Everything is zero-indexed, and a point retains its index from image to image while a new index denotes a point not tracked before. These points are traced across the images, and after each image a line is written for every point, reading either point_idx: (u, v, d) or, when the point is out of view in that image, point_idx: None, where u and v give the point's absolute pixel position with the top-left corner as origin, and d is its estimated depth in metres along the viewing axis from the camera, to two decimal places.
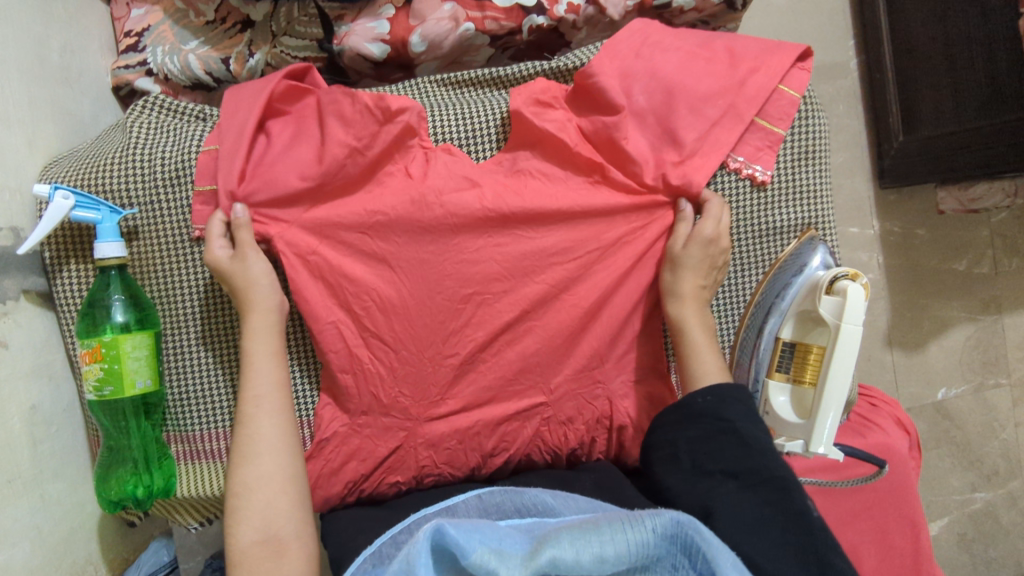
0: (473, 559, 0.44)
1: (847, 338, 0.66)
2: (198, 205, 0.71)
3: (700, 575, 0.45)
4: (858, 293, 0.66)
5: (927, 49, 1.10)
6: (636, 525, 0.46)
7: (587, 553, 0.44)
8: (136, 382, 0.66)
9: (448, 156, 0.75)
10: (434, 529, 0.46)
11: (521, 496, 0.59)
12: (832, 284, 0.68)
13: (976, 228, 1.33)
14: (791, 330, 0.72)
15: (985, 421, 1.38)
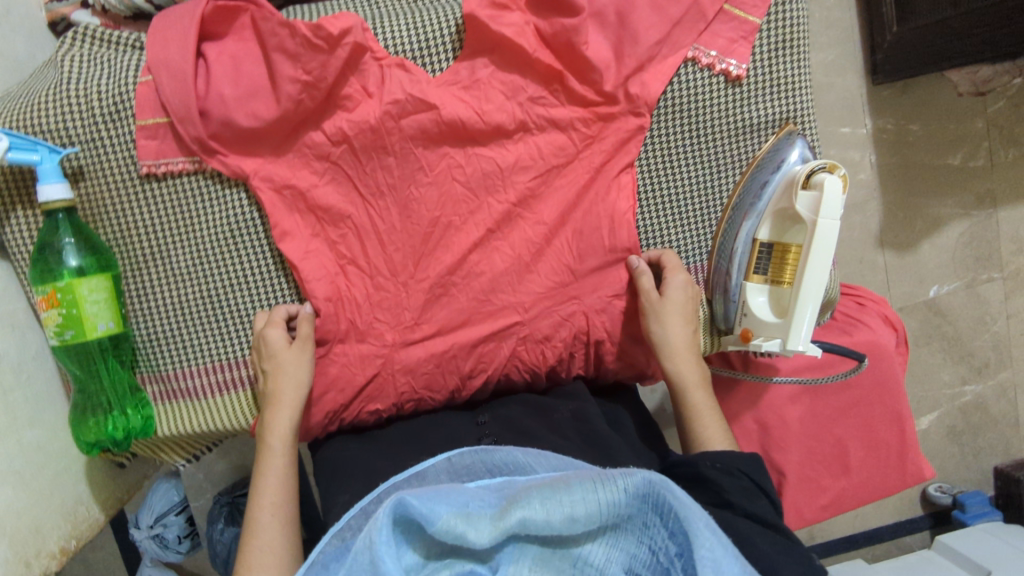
0: (440, 524, 0.47)
1: (825, 235, 0.62)
2: (143, 139, 0.68)
3: (671, 533, 0.47)
4: (835, 186, 0.61)
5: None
6: (605, 484, 0.48)
7: (554, 515, 0.47)
8: (98, 325, 0.65)
9: (403, 73, 0.69)
10: (398, 503, 0.46)
11: (491, 455, 0.58)
12: (809, 178, 0.64)
13: (971, 120, 1.42)
14: (769, 230, 0.69)
15: (977, 314, 1.51)
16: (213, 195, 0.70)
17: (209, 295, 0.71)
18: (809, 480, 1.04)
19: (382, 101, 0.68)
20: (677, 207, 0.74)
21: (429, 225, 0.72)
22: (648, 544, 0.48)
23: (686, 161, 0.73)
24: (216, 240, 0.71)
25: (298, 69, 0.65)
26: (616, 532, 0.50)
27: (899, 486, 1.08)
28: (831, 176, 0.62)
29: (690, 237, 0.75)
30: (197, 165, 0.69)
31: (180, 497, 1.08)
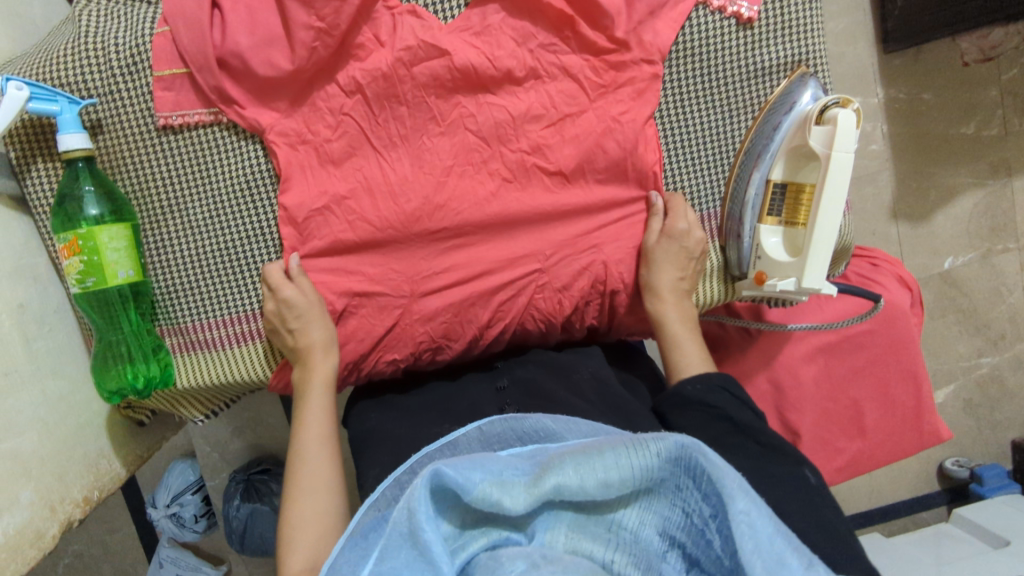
0: (476, 493, 0.47)
1: (839, 169, 0.62)
2: (159, 91, 0.69)
3: (704, 495, 0.45)
4: (849, 120, 0.61)
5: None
6: (637, 450, 0.47)
7: (590, 480, 0.47)
8: (119, 272, 0.66)
9: (414, 20, 0.70)
10: (433, 474, 0.46)
11: (522, 423, 0.59)
12: (823, 114, 0.64)
13: (986, 88, 1.46)
14: (782, 170, 0.69)
15: (993, 286, 1.53)
16: (229, 148, 0.71)
17: (225, 246, 0.72)
18: (824, 440, 1.04)
19: (394, 49, 0.69)
20: (690, 153, 0.73)
21: (443, 174, 0.71)
22: (682, 507, 0.47)
23: (698, 105, 0.73)
24: (232, 191, 0.71)
25: (311, 16, 0.66)
26: (650, 496, 0.49)
27: (915, 448, 1.07)
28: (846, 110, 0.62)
29: (703, 183, 0.74)
30: (213, 116, 0.70)
31: (196, 477, 1.11)
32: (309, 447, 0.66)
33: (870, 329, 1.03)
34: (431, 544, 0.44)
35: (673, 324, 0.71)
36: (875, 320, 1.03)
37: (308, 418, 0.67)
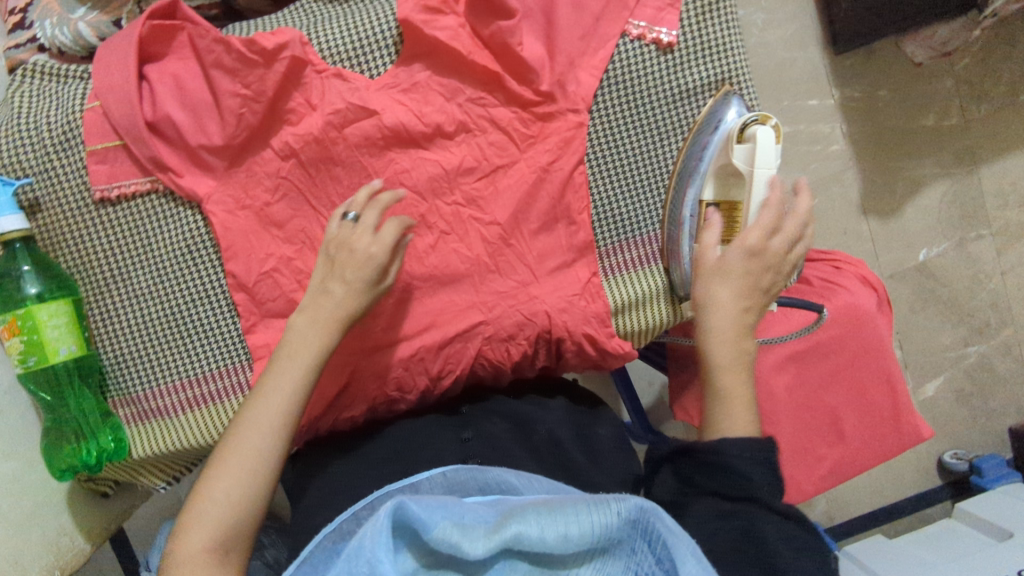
0: (435, 533, 0.46)
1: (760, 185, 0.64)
2: (93, 164, 0.69)
3: (657, 559, 0.46)
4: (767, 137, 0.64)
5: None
6: (598, 507, 0.48)
7: (551, 529, 0.47)
8: (60, 349, 0.66)
9: (340, 83, 0.69)
10: (397, 507, 0.46)
11: (485, 474, 0.58)
12: (744, 131, 0.66)
13: (940, 78, 1.47)
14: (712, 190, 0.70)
15: (971, 274, 1.53)
16: (167, 216, 0.71)
17: (170, 312, 0.72)
18: (804, 450, 1.04)
19: (323, 113, 0.69)
20: (626, 181, 0.74)
21: None
22: (634, 569, 0.47)
23: (629, 133, 0.73)
24: (173, 259, 0.72)
25: (237, 84, 0.67)
26: (605, 557, 0.49)
27: (897, 449, 1.07)
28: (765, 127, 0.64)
29: (640, 208, 0.74)
30: (147, 186, 0.70)
31: None
32: (256, 425, 0.59)
33: (838, 334, 1.02)
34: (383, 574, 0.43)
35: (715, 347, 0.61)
36: (842, 324, 1.03)
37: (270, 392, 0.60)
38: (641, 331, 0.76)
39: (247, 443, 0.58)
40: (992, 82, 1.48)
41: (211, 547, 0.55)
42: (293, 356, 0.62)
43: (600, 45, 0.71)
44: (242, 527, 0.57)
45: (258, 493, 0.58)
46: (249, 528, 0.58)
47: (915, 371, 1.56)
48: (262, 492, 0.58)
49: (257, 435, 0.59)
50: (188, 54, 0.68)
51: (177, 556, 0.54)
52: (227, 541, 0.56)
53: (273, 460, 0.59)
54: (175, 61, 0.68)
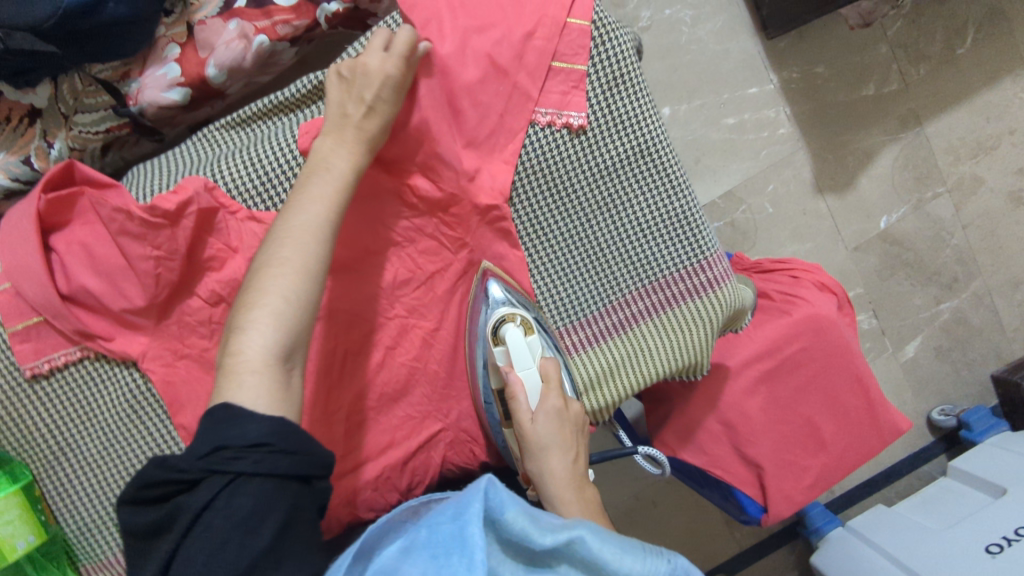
0: (508, 518, 0.43)
1: (530, 378, 0.65)
2: (17, 343, 0.67)
3: None
4: (516, 336, 0.66)
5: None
6: (660, 558, 0.44)
7: (610, 552, 0.43)
8: (18, 543, 0.66)
9: (257, 225, 0.69)
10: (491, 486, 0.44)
11: None
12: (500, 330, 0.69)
13: (875, 47, 1.46)
14: (495, 381, 0.70)
15: (932, 233, 1.52)
16: (104, 380, 0.70)
17: (125, 474, 0.71)
18: (789, 464, 1.03)
19: (246, 255, 0.69)
20: (563, 264, 0.75)
21: (330, 356, 0.72)
22: None
23: (558, 220, 0.74)
24: (119, 420, 0.71)
25: (148, 247, 0.66)
26: None
27: (879, 444, 1.07)
28: (513, 326, 0.67)
29: (581, 289, 0.76)
30: (77, 355, 0.69)
31: None
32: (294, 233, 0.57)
33: (804, 345, 1.03)
34: (469, 536, 0.41)
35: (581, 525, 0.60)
36: (807, 334, 1.03)
37: (310, 199, 0.59)
38: (604, 408, 0.78)
39: (293, 226, 0.58)
40: (926, 42, 1.47)
41: (270, 361, 0.52)
42: (332, 158, 0.62)
43: (510, 138, 0.71)
44: (301, 337, 0.54)
45: (314, 296, 0.56)
46: (275, 379, 0.52)
47: (893, 336, 1.53)
48: (312, 299, 0.56)
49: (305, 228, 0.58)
50: (93, 220, 0.66)
51: (242, 372, 0.51)
52: (287, 356, 0.53)
53: (322, 263, 0.57)
54: (82, 228, 0.67)
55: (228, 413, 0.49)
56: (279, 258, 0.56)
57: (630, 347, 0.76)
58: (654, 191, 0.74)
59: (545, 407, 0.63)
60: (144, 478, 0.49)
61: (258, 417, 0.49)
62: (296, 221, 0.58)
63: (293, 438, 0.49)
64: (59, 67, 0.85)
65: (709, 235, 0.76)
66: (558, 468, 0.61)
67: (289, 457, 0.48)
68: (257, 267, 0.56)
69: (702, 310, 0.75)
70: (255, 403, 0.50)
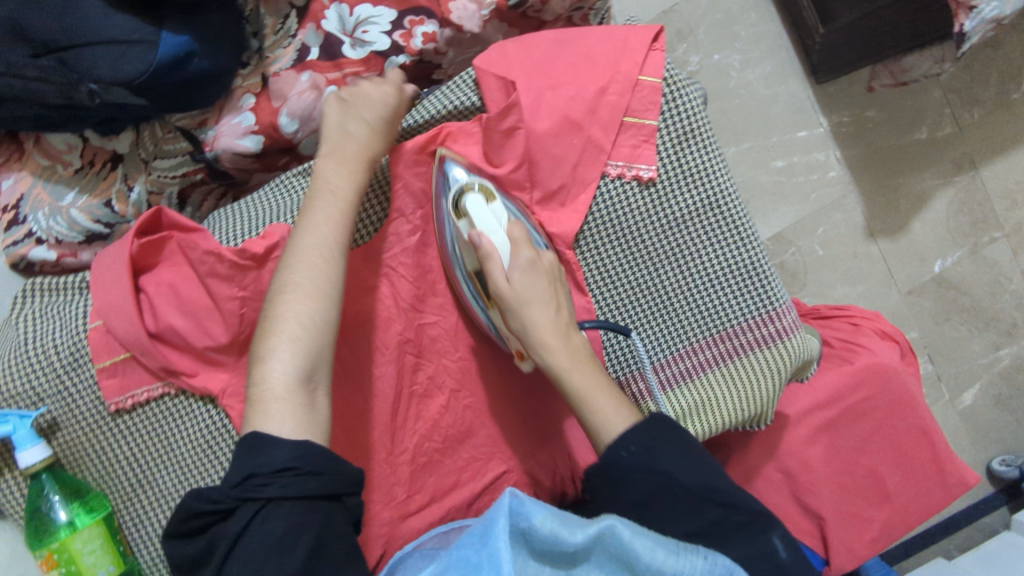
0: (538, 522, 0.51)
1: (500, 240, 0.65)
2: (103, 379, 0.70)
3: None
4: (478, 205, 0.66)
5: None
6: (689, 552, 0.51)
7: (640, 542, 0.50)
8: (99, 573, 0.67)
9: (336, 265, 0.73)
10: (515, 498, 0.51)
11: None
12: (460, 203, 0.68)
13: (926, 92, 1.45)
14: (467, 259, 0.69)
15: (991, 278, 1.47)
16: (184, 416, 0.72)
17: None
18: (851, 516, 1.00)
19: None
20: (630, 308, 0.75)
21: (395, 397, 0.74)
22: None
23: (625, 267, 0.75)
24: (194, 456, 0.72)
25: (234, 288, 0.69)
26: None
27: (945, 500, 1.03)
28: (474, 196, 0.67)
29: (648, 334, 0.76)
30: (159, 391, 0.71)
31: None
32: (303, 256, 0.61)
33: (865, 396, 1.01)
34: (499, 548, 0.48)
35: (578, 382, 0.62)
36: (868, 385, 1.01)
37: (317, 222, 0.63)
38: None
39: (307, 241, 0.62)
40: (980, 86, 1.45)
41: (291, 387, 0.56)
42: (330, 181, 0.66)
43: (582, 188, 0.73)
44: (322, 356, 0.59)
45: (332, 321, 0.61)
46: (301, 397, 0.56)
47: (949, 382, 1.49)
48: (331, 325, 0.60)
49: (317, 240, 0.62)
50: (180, 262, 0.70)
51: (267, 400, 0.55)
52: (308, 378, 0.57)
53: (335, 283, 0.62)
54: (169, 270, 0.70)
55: (257, 441, 0.53)
56: (293, 284, 0.60)
57: (695, 395, 0.76)
58: (723, 243, 0.75)
59: (518, 263, 0.64)
60: (184, 511, 0.53)
61: (283, 442, 0.53)
62: (305, 242, 0.62)
63: (320, 454, 0.53)
64: (143, 116, 0.91)
65: (777, 287, 0.76)
66: (544, 319, 0.63)
67: (318, 478, 0.52)
68: (273, 291, 0.60)
69: (767, 361, 0.75)
70: (280, 428, 0.54)
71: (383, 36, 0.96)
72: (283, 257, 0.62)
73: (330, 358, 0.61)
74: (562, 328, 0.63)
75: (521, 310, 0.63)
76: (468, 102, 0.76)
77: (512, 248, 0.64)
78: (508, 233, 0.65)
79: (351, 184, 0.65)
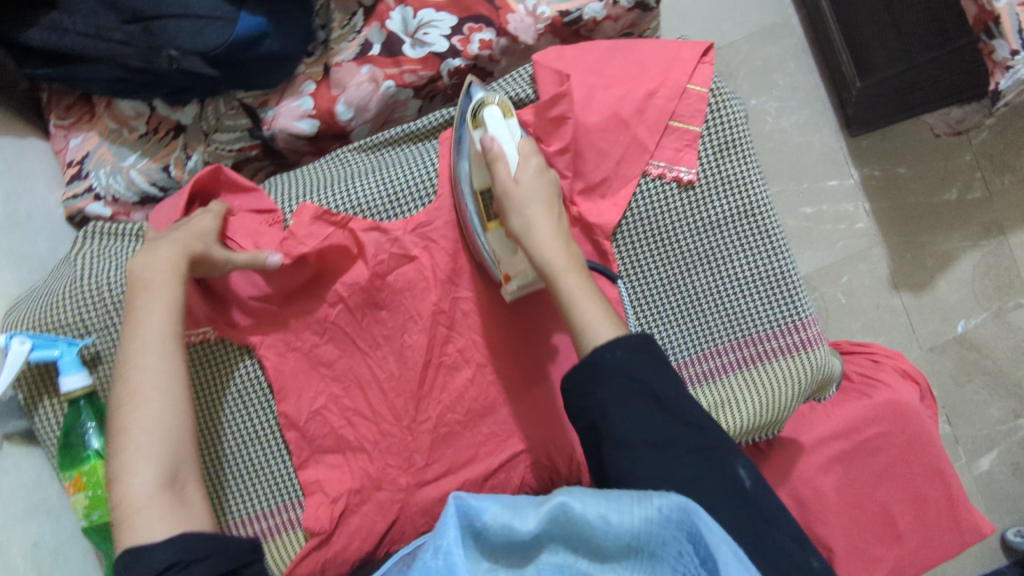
0: (489, 518, 0.55)
1: (509, 149, 0.70)
2: None
3: (701, 560, 0.48)
4: (495, 117, 0.71)
5: (868, 16, 1.26)
6: (642, 504, 0.51)
7: (588, 510, 0.52)
8: None
9: (379, 234, 0.77)
10: (460, 503, 0.56)
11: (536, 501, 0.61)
12: (477, 119, 0.74)
13: (958, 153, 1.46)
14: (478, 178, 0.74)
15: (1014, 344, 1.46)
16: (219, 364, 0.77)
17: (221, 456, 0.78)
18: (862, 552, 0.99)
19: (368, 260, 0.77)
20: (658, 306, 0.77)
21: (422, 367, 0.78)
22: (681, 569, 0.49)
23: (657, 264, 0.77)
24: (225, 403, 0.78)
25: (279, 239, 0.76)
26: (651, 560, 0.50)
27: (958, 546, 1.01)
28: (492, 108, 0.72)
29: (673, 333, 0.78)
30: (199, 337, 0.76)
31: None
32: (143, 358, 0.64)
33: (882, 431, 1.01)
34: (447, 552, 0.52)
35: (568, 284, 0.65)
36: (886, 421, 1.02)
37: (146, 323, 0.65)
38: None
39: (144, 343, 0.64)
40: (1012, 153, 1.46)
41: (156, 492, 0.60)
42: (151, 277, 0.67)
43: (623, 184, 0.76)
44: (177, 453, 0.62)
45: (185, 412, 0.64)
46: (163, 500, 0.60)
47: (967, 445, 1.47)
48: (184, 418, 0.64)
49: (157, 340, 0.65)
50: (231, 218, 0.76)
51: (133, 512, 0.59)
52: (173, 479, 0.61)
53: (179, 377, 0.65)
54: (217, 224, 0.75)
55: (134, 555, 0.56)
56: (137, 390, 0.62)
57: (715, 396, 0.77)
58: (755, 251, 0.77)
59: (525, 167, 0.69)
60: None
61: (160, 544, 0.57)
62: (139, 341, 0.64)
63: (197, 540, 0.58)
64: (209, 90, 0.96)
65: (804, 299, 0.77)
66: (540, 222, 0.67)
67: (205, 560, 0.58)
68: (117, 396, 0.63)
69: (790, 370, 0.76)
70: (153, 534, 0.58)
71: (441, 39, 1.00)
72: (120, 373, 0.64)
73: (192, 450, 0.64)
74: (557, 233, 0.68)
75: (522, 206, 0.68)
76: (522, 94, 0.79)
77: (520, 155, 0.70)
78: (519, 143, 0.71)
79: (173, 289, 0.67)
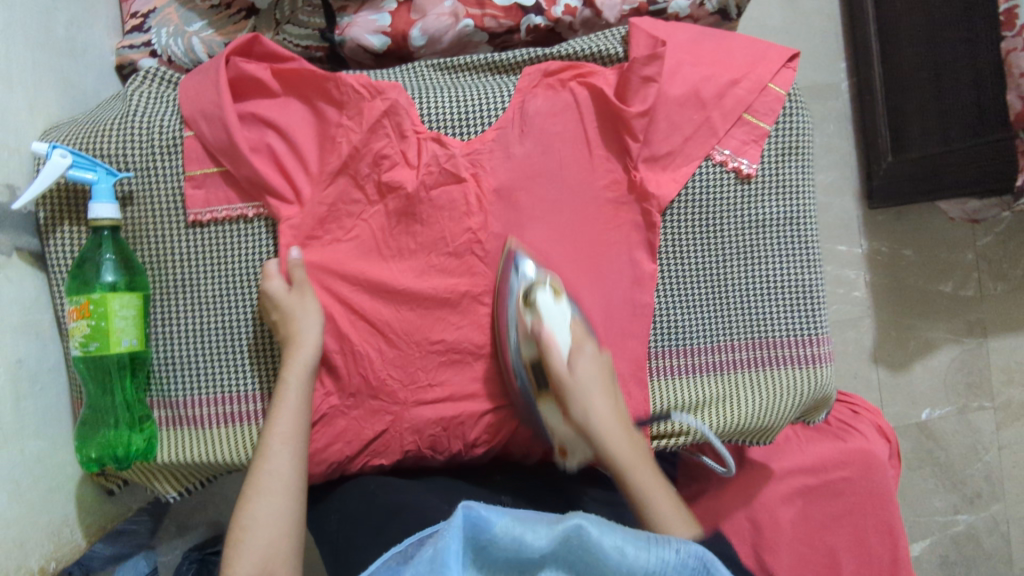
0: (498, 529, 0.48)
1: (562, 338, 0.71)
2: (191, 189, 0.77)
3: None
4: (550, 298, 0.71)
5: (913, 91, 1.23)
6: (660, 543, 0.48)
7: (610, 541, 0.48)
8: (122, 340, 0.73)
9: (438, 146, 0.78)
10: (468, 511, 0.49)
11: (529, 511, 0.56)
12: (528, 295, 0.73)
13: (960, 251, 1.42)
14: (528, 347, 0.73)
15: (970, 444, 1.42)
16: (247, 237, 0.78)
17: (225, 327, 0.79)
18: None
19: (420, 170, 0.77)
20: (690, 291, 0.79)
21: (449, 289, 0.78)
22: None
23: (698, 250, 0.79)
24: (246, 278, 0.79)
25: (342, 116, 0.78)
26: None
27: None
28: (545, 291, 0.72)
29: (697, 319, 0.79)
30: (242, 212, 0.78)
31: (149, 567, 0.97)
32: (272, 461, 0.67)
33: (845, 475, 1.04)
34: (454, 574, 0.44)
35: (634, 476, 0.65)
36: (852, 467, 1.04)
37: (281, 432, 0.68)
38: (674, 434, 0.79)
39: (276, 452, 0.67)
40: (1011, 264, 1.43)
41: None
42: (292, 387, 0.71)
43: (685, 161, 0.78)
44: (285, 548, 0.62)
45: (296, 512, 0.65)
46: None
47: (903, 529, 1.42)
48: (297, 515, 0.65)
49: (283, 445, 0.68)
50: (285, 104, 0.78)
51: None
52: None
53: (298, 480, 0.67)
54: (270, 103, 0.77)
55: None
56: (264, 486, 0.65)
57: (721, 388, 0.79)
58: (791, 259, 0.79)
59: (582, 352, 0.70)
60: None
61: None
62: (271, 443, 0.68)
63: None
64: None
65: (823, 316, 0.80)
66: (602, 408, 0.68)
67: None
68: (243, 493, 0.65)
69: (794, 379, 0.79)
70: None
71: None
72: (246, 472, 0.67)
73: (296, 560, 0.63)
74: (616, 414, 0.68)
75: (581, 406, 0.68)
76: (612, 52, 0.83)
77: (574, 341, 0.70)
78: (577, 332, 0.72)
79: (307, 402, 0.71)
